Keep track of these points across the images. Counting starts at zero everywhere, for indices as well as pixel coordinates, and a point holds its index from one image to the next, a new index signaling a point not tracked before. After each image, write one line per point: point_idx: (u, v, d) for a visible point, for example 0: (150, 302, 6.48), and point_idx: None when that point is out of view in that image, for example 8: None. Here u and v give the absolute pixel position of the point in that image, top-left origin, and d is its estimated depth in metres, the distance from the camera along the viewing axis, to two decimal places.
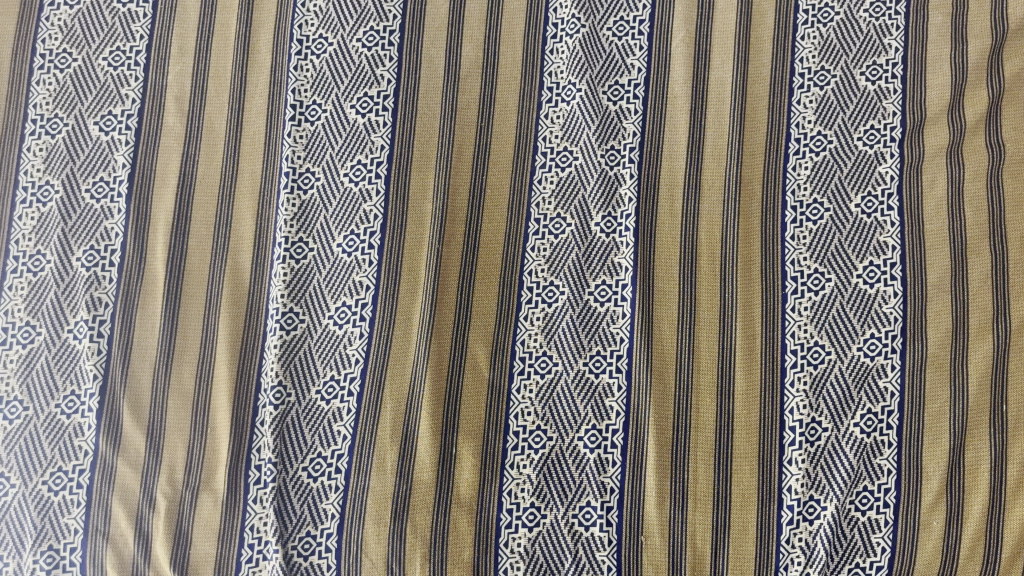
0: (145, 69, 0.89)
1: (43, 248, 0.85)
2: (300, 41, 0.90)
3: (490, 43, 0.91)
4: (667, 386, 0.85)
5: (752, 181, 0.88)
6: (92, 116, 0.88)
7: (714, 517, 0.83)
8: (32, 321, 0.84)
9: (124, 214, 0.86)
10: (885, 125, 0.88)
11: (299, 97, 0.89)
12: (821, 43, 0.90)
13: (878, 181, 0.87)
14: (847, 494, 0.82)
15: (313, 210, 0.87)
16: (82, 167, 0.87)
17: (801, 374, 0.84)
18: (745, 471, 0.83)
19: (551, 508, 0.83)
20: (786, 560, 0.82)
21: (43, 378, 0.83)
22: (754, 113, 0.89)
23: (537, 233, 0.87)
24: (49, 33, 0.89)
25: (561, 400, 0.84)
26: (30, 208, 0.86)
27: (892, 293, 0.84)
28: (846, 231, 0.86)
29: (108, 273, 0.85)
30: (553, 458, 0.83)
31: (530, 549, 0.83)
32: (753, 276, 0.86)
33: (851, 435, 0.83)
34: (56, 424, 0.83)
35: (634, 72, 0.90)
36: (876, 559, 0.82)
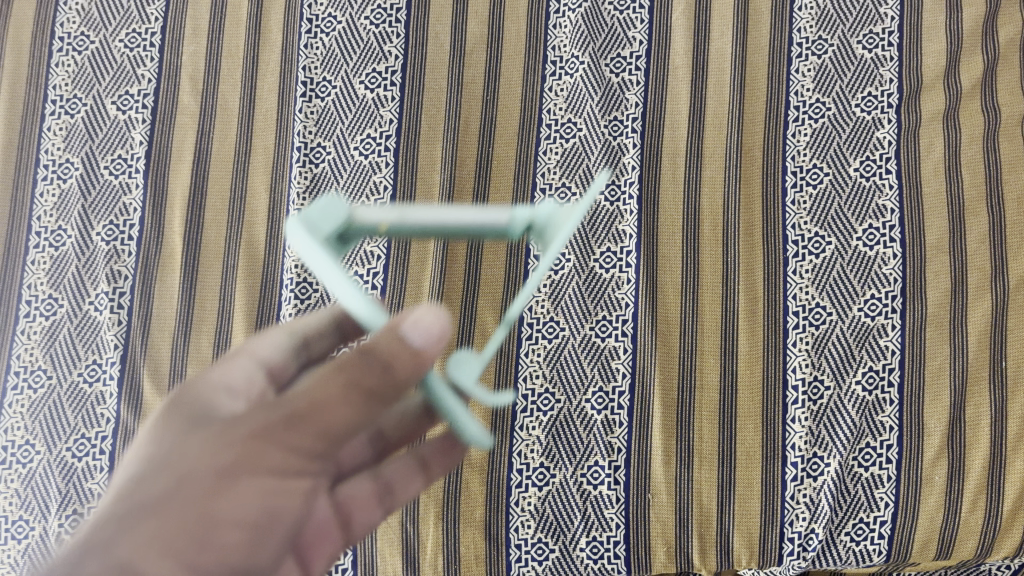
0: (160, 50, 0.93)
1: (64, 224, 0.88)
2: (309, 20, 0.93)
3: (495, 19, 0.93)
4: (671, 347, 0.87)
5: (753, 147, 0.90)
6: (110, 95, 0.91)
7: (720, 474, 0.84)
8: (54, 294, 0.87)
9: (142, 190, 0.89)
10: (882, 91, 0.90)
11: (310, 74, 0.92)
12: (818, 13, 0.91)
13: (876, 146, 0.89)
14: (850, 451, 0.83)
15: (324, 182, 0.89)
16: (101, 145, 0.90)
17: (803, 335, 0.85)
18: (750, 429, 0.85)
19: (561, 467, 0.84)
20: (791, 515, 0.83)
21: (66, 348, 0.86)
22: (754, 82, 0.91)
23: (543, 202, 0.89)
24: (67, 17, 0.93)
25: (569, 363, 0.86)
26: (51, 185, 0.89)
27: (892, 254, 0.86)
28: (845, 195, 0.88)
29: (127, 247, 0.88)
30: (561, 420, 0.85)
31: (540, 508, 0.84)
32: (755, 241, 0.88)
33: (853, 392, 0.84)
34: (79, 392, 0.85)
35: (636, 44, 0.92)
36: (880, 514, 0.83)
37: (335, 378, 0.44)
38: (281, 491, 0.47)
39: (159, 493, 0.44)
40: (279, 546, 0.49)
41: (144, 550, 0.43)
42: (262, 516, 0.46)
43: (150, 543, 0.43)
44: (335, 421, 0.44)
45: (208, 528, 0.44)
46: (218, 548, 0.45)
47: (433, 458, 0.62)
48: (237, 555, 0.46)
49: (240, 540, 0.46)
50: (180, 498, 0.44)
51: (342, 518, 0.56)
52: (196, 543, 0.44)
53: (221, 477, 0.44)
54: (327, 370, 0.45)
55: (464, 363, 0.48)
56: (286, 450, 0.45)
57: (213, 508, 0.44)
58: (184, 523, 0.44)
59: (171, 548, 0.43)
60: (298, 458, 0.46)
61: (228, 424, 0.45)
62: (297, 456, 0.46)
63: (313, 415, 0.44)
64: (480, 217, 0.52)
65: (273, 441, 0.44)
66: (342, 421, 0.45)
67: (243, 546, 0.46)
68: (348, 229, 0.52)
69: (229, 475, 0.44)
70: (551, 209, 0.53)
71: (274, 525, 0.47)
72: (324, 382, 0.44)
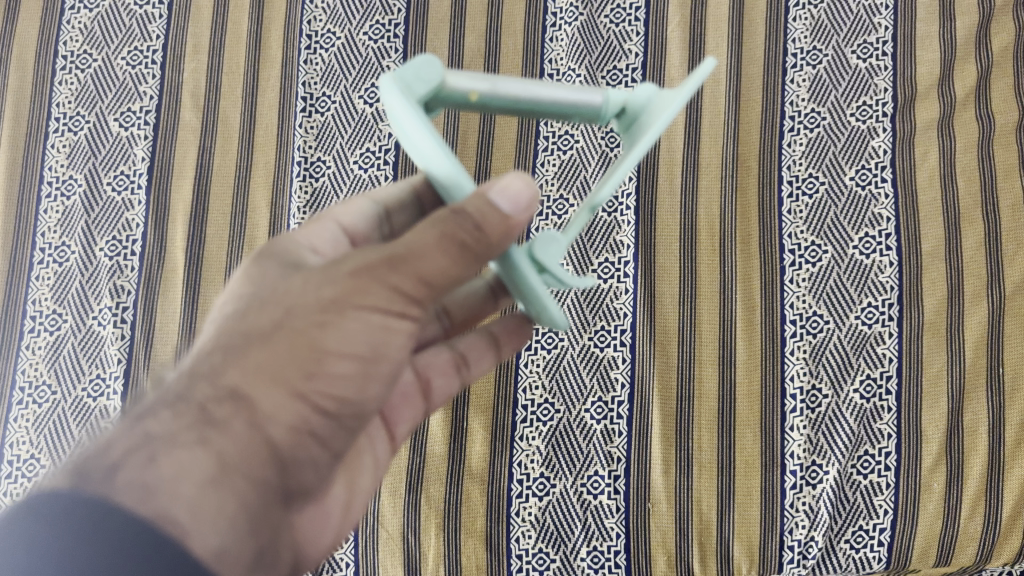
0: (162, 67, 0.94)
1: (68, 240, 0.90)
2: (308, 37, 0.94)
3: (491, 33, 0.94)
4: (669, 357, 0.87)
5: (749, 158, 0.91)
6: (112, 112, 0.93)
7: (720, 483, 0.85)
8: (58, 310, 0.88)
9: (144, 205, 0.91)
10: (877, 100, 0.90)
11: (310, 89, 0.93)
12: (812, 24, 0.92)
13: (871, 155, 0.89)
14: (849, 458, 0.83)
15: (324, 196, 0.90)
16: (103, 162, 0.92)
17: (800, 343, 0.86)
18: (748, 438, 0.85)
19: (561, 477, 0.85)
20: (790, 523, 0.83)
21: (70, 363, 0.87)
22: (749, 92, 0.92)
23: (540, 215, 0.91)
24: (70, 35, 0.95)
25: (568, 373, 0.87)
26: (55, 202, 0.91)
27: (888, 262, 0.87)
28: (841, 204, 0.89)
29: (130, 262, 0.89)
30: (561, 430, 0.86)
31: (540, 518, 0.84)
32: (751, 251, 0.89)
33: (851, 400, 0.84)
34: (83, 407, 0.86)
35: (632, 56, 0.93)
36: (879, 521, 0.82)
37: (430, 231, 0.43)
38: (394, 345, 0.45)
39: (266, 323, 0.44)
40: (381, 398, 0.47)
41: (255, 375, 0.43)
42: (371, 356, 0.45)
43: (260, 372, 0.43)
44: (433, 268, 0.43)
45: (317, 363, 0.43)
46: (325, 387, 0.44)
47: (504, 336, 0.65)
48: (345, 394, 0.45)
49: (351, 375, 0.44)
50: (286, 326, 0.44)
51: (422, 382, 0.62)
52: (306, 375, 0.43)
53: (327, 308, 0.43)
54: (426, 223, 0.44)
55: (556, 244, 0.46)
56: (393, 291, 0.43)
57: (322, 342, 0.43)
58: (294, 352, 0.43)
59: (278, 376, 0.43)
60: (404, 300, 0.44)
61: (329, 265, 0.45)
62: (402, 305, 0.44)
63: (413, 257, 0.43)
64: (573, 96, 0.52)
65: (376, 280, 0.43)
66: (440, 271, 0.43)
67: (351, 393, 0.45)
68: (436, 97, 0.50)
69: (337, 304, 0.43)
70: (648, 95, 0.53)
71: (384, 358, 0.45)
72: (420, 235, 0.44)
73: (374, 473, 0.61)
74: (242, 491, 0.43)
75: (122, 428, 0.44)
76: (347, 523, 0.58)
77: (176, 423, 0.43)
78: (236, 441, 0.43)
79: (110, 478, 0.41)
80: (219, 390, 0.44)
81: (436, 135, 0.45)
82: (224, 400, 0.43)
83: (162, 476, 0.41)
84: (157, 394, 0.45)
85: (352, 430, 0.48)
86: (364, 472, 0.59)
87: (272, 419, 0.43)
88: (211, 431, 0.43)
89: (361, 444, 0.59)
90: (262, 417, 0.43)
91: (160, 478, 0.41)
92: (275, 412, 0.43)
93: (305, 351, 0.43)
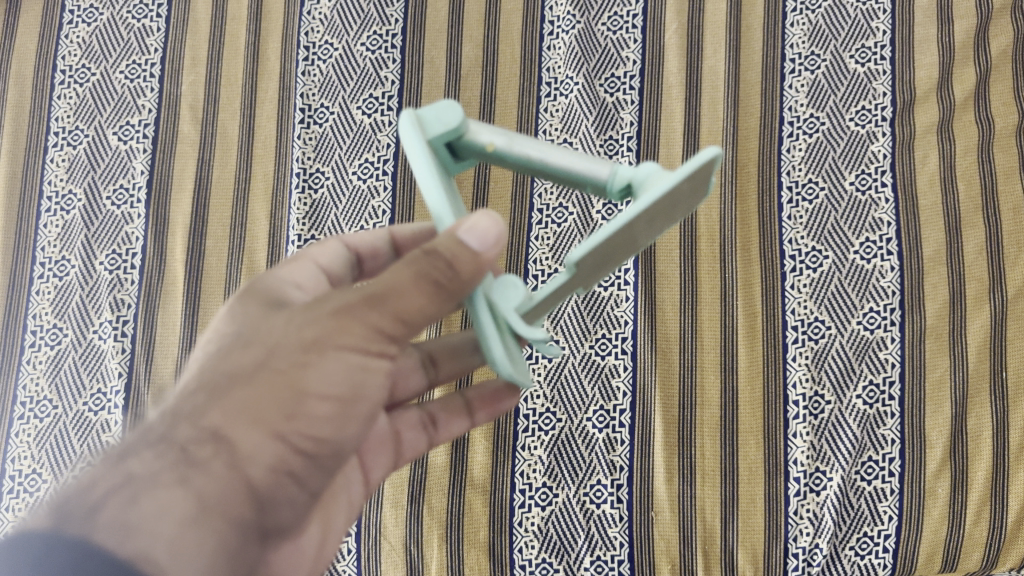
0: (160, 80, 0.94)
1: (68, 254, 0.90)
2: (306, 48, 0.95)
3: (489, 42, 0.94)
4: (671, 364, 0.87)
5: (748, 164, 0.91)
6: (111, 126, 0.93)
7: (723, 491, 0.84)
8: (59, 324, 0.88)
9: (144, 219, 0.91)
10: (876, 105, 0.90)
11: (308, 101, 0.93)
12: (810, 29, 0.92)
13: (871, 159, 0.89)
14: (852, 464, 0.83)
15: (324, 207, 0.90)
16: (103, 176, 0.92)
17: (802, 349, 0.86)
18: (751, 444, 0.85)
19: (564, 487, 0.84)
20: (795, 531, 0.83)
21: (71, 377, 0.87)
22: (748, 98, 0.92)
23: (540, 223, 0.90)
24: (69, 50, 0.95)
25: (570, 382, 0.87)
26: (55, 216, 0.91)
27: (889, 267, 0.86)
28: (842, 209, 0.88)
29: (130, 276, 0.89)
30: (563, 439, 0.85)
31: (543, 528, 0.84)
32: (752, 257, 0.89)
33: (854, 406, 0.84)
34: (84, 421, 0.86)
35: (630, 64, 0.93)
36: (884, 527, 0.82)
37: (406, 270, 0.43)
38: (371, 387, 0.46)
39: (249, 363, 0.45)
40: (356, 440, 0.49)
41: (235, 416, 0.44)
42: (348, 397, 0.45)
43: (241, 412, 0.44)
44: (412, 308, 0.43)
45: (297, 403, 0.44)
46: (304, 428, 0.45)
47: (478, 403, 0.67)
48: (323, 435, 0.46)
49: (330, 416, 0.46)
50: (267, 367, 0.45)
51: (395, 434, 0.65)
52: (286, 417, 0.44)
53: (307, 349, 0.44)
54: (402, 262, 0.44)
55: (513, 287, 0.48)
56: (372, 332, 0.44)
57: (302, 382, 0.44)
58: (275, 394, 0.44)
59: (259, 417, 0.44)
60: (381, 341, 0.45)
61: (311, 307, 0.46)
62: (379, 346, 0.45)
63: (393, 296, 0.43)
64: (585, 165, 0.49)
65: (357, 321, 0.44)
66: (418, 311, 0.44)
67: (329, 435, 0.46)
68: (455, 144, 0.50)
69: (316, 346, 0.44)
70: (652, 170, 0.46)
71: (360, 400, 0.46)
72: (396, 275, 0.44)
73: (348, 512, 0.62)
74: (221, 527, 0.44)
75: (102, 468, 0.43)
76: (321, 563, 0.59)
77: (158, 464, 0.43)
78: (217, 480, 0.43)
79: (92, 514, 0.41)
80: (201, 429, 0.44)
81: (431, 168, 0.46)
82: (206, 442, 0.44)
83: (143, 515, 0.41)
84: (138, 433, 0.45)
85: (327, 472, 0.49)
86: (338, 513, 0.61)
87: (253, 458, 0.44)
88: (192, 470, 0.43)
89: (338, 484, 0.60)
90: (242, 458, 0.44)
91: (141, 516, 0.41)
92: (256, 452, 0.44)
93: (286, 392, 0.44)
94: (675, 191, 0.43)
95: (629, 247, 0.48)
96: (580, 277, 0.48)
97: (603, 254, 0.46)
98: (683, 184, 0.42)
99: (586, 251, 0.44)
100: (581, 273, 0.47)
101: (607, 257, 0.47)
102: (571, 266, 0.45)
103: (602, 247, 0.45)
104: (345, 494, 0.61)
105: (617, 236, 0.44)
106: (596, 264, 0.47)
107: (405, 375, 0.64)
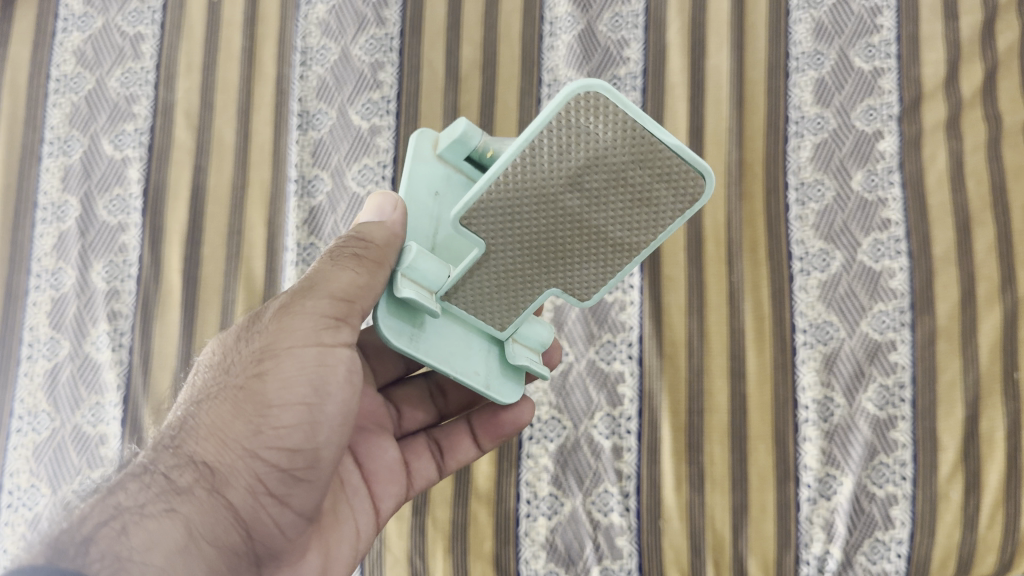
0: (154, 86, 0.93)
1: (64, 265, 0.89)
2: (303, 52, 0.93)
3: (488, 43, 0.93)
4: (679, 369, 0.85)
5: (753, 163, 0.90)
6: (106, 134, 0.92)
7: (733, 498, 0.82)
8: (56, 336, 0.87)
9: (139, 228, 0.89)
10: (883, 103, 0.89)
11: (305, 105, 0.92)
12: (815, 27, 0.90)
13: (878, 158, 0.88)
14: (865, 469, 0.81)
15: (322, 213, 0.89)
16: (98, 185, 0.91)
17: (812, 353, 0.84)
18: (761, 451, 0.83)
19: (570, 495, 0.83)
20: (807, 537, 0.81)
21: (68, 391, 0.86)
22: (753, 98, 0.91)
23: None
24: (63, 58, 0.94)
25: (575, 389, 0.86)
26: (50, 226, 0.90)
27: (899, 267, 0.85)
28: (849, 209, 0.87)
29: (126, 286, 0.88)
30: (569, 447, 0.84)
31: (550, 538, 0.82)
32: (759, 258, 0.88)
33: (865, 410, 0.83)
34: (82, 435, 0.84)
35: (632, 64, 0.92)
36: (896, 533, 0.80)
37: (329, 263, 0.50)
38: (334, 389, 0.50)
39: (213, 386, 0.50)
40: (333, 453, 0.51)
41: (208, 441, 0.48)
42: (315, 400, 0.49)
43: (213, 434, 0.48)
44: (341, 287, 0.49)
45: (261, 412, 0.48)
46: (273, 439, 0.48)
47: (480, 427, 0.66)
48: (297, 446, 0.49)
49: (300, 427, 0.49)
50: (230, 385, 0.49)
51: (405, 464, 0.64)
52: (254, 428, 0.48)
53: (261, 356, 0.49)
54: (326, 261, 0.51)
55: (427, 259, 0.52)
56: (316, 324, 0.49)
57: (262, 388, 0.48)
58: (240, 411, 0.48)
59: (228, 434, 0.48)
60: (330, 327, 0.50)
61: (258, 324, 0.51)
62: (329, 335, 0.49)
63: (321, 284, 0.49)
64: None
65: (299, 315, 0.49)
66: (351, 288, 0.49)
67: (302, 444, 0.49)
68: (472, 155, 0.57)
69: (268, 351, 0.49)
70: None
71: (327, 405, 0.49)
72: (326, 271, 0.50)
73: (352, 552, 0.59)
74: (211, 555, 0.46)
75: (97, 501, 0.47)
76: None
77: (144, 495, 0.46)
78: (200, 507, 0.47)
79: (79, 552, 0.42)
80: (182, 458, 0.48)
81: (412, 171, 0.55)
82: (185, 468, 0.47)
83: (132, 546, 0.43)
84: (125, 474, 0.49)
85: (309, 491, 0.51)
86: (339, 544, 0.58)
87: (231, 474, 0.48)
88: (176, 499, 0.46)
89: (339, 513, 0.59)
90: (222, 481, 0.48)
91: (132, 548, 0.43)
92: (231, 474, 0.48)
93: (251, 404, 0.48)
94: (562, 137, 0.46)
95: (579, 214, 0.49)
96: (527, 246, 0.51)
97: (527, 225, 0.50)
98: (564, 118, 0.45)
99: (494, 207, 0.48)
100: (519, 238, 0.50)
101: (552, 221, 0.49)
102: (494, 227, 0.49)
103: (519, 200, 0.48)
104: (347, 525, 0.59)
105: (528, 187, 0.47)
106: (544, 231, 0.50)
107: (409, 403, 0.67)
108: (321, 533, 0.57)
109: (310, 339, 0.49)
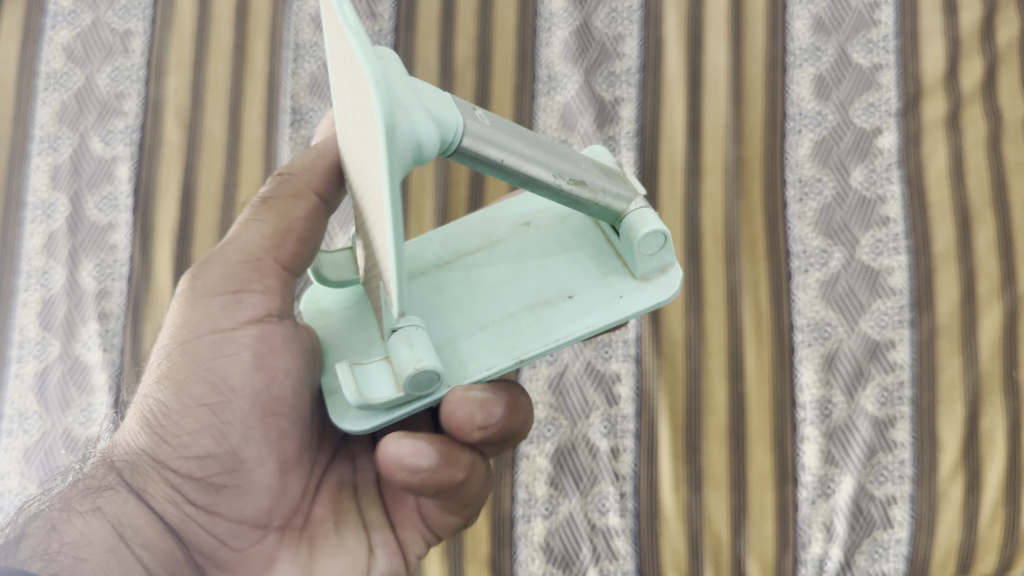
0: (144, 84, 0.91)
1: (53, 264, 0.88)
2: (295, 48, 0.92)
3: (483, 39, 0.92)
4: (676, 369, 0.84)
5: (752, 160, 0.89)
6: (96, 132, 0.91)
7: (733, 500, 0.81)
8: (45, 337, 0.86)
9: (128, 227, 0.88)
10: (882, 98, 0.88)
11: (298, 101, 0.91)
12: (815, 22, 0.89)
13: (877, 155, 0.87)
14: (864, 470, 0.80)
15: None
16: (88, 183, 0.90)
17: (812, 352, 0.83)
18: (759, 451, 0.82)
19: (567, 497, 0.82)
20: (806, 537, 0.80)
21: (58, 393, 0.84)
22: (751, 93, 0.89)
23: None
24: (51, 55, 0.93)
25: (572, 389, 0.84)
26: (39, 225, 0.89)
27: (898, 265, 0.84)
28: (847, 206, 0.86)
29: (116, 284, 0.87)
30: (565, 449, 0.83)
31: (547, 541, 0.81)
32: (758, 256, 0.87)
33: (863, 409, 0.82)
34: (72, 437, 0.83)
35: (628, 59, 0.91)
36: (896, 533, 0.79)
37: (238, 227, 0.53)
38: (236, 384, 0.50)
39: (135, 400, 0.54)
40: (259, 453, 0.51)
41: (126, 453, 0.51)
42: (215, 400, 0.50)
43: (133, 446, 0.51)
44: (243, 245, 0.51)
45: (161, 417, 0.50)
46: (179, 447, 0.50)
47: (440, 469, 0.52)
48: (208, 451, 0.50)
49: (207, 435, 0.50)
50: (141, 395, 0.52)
51: None
52: (159, 440, 0.50)
53: (166, 362, 0.51)
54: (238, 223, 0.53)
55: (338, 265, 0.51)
56: (216, 300, 0.51)
57: (165, 400, 0.50)
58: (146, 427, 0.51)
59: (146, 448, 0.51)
60: (227, 312, 0.51)
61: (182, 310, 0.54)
62: (224, 320, 0.51)
63: (225, 245, 0.52)
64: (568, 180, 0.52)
65: (197, 306, 0.51)
66: (252, 242, 0.51)
67: (214, 449, 0.50)
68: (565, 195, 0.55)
69: (170, 352, 0.51)
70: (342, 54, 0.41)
71: (233, 401, 0.50)
72: (229, 240, 0.52)
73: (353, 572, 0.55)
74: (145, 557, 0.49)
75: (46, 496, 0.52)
76: None
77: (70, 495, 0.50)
78: (124, 506, 0.50)
79: (9, 551, 0.45)
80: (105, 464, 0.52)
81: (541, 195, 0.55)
82: (109, 472, 0.51)
83: (63, 541, 0.46)
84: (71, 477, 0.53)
85: (243, 497, 0.51)
86: (332, 556, 0.54)
87: (147, 481, 0.50)
88: (100, 500, 0.49)
89: (343, 521, 0.56)
90: (142, 487, 0.50)
91: (62, 543, 0.46)
92: (147, 482, 0.50)
93: (155, 416, 0.50)
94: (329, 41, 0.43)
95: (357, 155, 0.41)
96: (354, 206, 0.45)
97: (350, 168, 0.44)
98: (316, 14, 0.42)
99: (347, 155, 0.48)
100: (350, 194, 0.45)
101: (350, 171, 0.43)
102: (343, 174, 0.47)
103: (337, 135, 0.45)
104: (357, 539, 0.56)
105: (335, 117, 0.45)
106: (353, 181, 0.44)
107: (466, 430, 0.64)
108: (302, 541, 0.54)
109: (207, 325, 0.51)
